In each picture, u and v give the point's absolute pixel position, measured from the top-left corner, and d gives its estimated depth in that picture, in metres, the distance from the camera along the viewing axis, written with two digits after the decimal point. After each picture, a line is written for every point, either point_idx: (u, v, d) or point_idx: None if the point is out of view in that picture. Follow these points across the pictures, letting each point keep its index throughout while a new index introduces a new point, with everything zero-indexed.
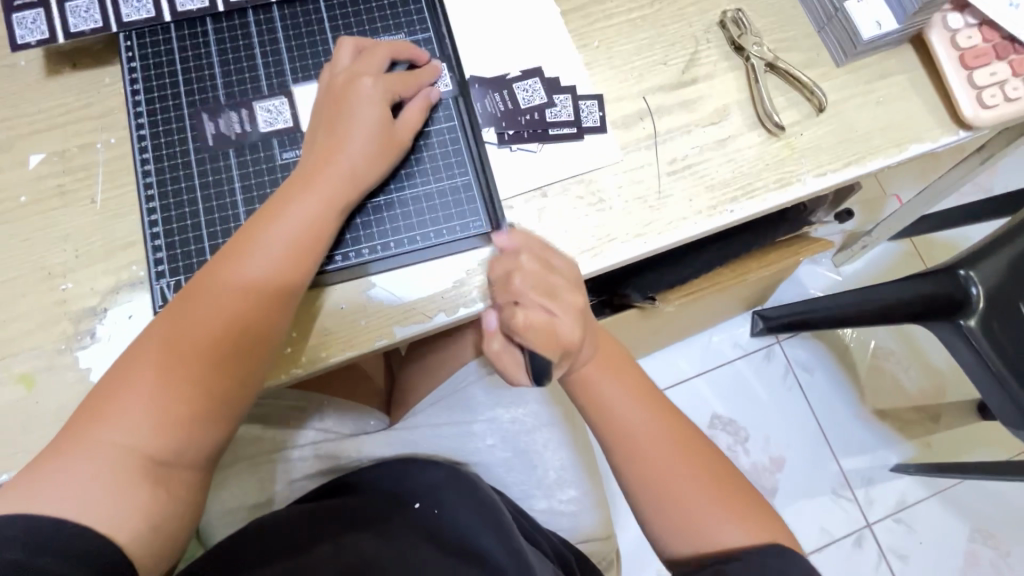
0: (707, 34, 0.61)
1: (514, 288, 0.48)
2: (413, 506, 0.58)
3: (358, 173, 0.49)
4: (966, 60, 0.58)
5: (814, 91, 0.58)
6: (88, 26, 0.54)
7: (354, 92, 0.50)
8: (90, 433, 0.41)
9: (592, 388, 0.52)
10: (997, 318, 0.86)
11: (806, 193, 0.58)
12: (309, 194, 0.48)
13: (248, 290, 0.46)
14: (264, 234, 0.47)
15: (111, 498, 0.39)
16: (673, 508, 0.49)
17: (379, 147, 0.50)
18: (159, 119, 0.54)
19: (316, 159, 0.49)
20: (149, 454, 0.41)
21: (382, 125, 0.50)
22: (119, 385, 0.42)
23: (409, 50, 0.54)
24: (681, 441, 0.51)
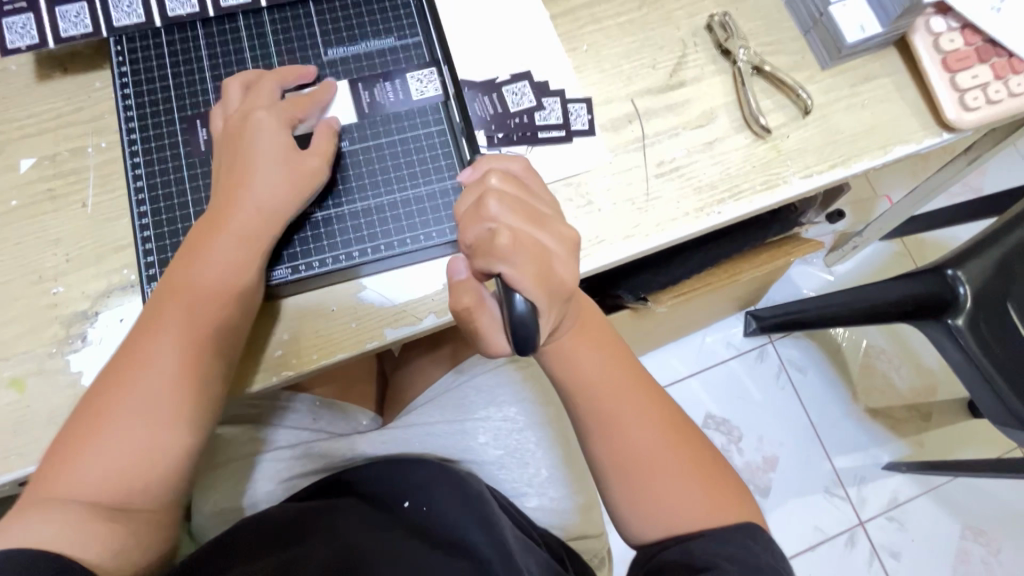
0: (695, 37, 0.62)
1: (490, 213, 0.38)
2: (402, 504, 0.59)
3: (285, 198, 0.49)
4: (949, 64, 0.59)
5: (800, 94, 0.59)
6: (78, 30, 0.54)
7: (250, 124, 0.49)
8: (47, 493, 0.40)
9: (567, 356, 0.50)
10: (984, 318, 0.86)
11: (792, 194, 0.59)
12: (235, 220, 0.48)
13: (189, 314, 0.46)
14: (205, 267, 0.47)
15: (80, 524, 0.39)
16: (641, 485, 0.49)
17: (293, 167, 0.49)
18: (149, 123, 0.54)
19: (233, 185, 0.49)
20: (109, 490, 0.41)
21: (290, 147, 0.50)
22: (69, 439, 0.42)
23: (296, 72, 0.54)
24: (659, 419, 0.51)
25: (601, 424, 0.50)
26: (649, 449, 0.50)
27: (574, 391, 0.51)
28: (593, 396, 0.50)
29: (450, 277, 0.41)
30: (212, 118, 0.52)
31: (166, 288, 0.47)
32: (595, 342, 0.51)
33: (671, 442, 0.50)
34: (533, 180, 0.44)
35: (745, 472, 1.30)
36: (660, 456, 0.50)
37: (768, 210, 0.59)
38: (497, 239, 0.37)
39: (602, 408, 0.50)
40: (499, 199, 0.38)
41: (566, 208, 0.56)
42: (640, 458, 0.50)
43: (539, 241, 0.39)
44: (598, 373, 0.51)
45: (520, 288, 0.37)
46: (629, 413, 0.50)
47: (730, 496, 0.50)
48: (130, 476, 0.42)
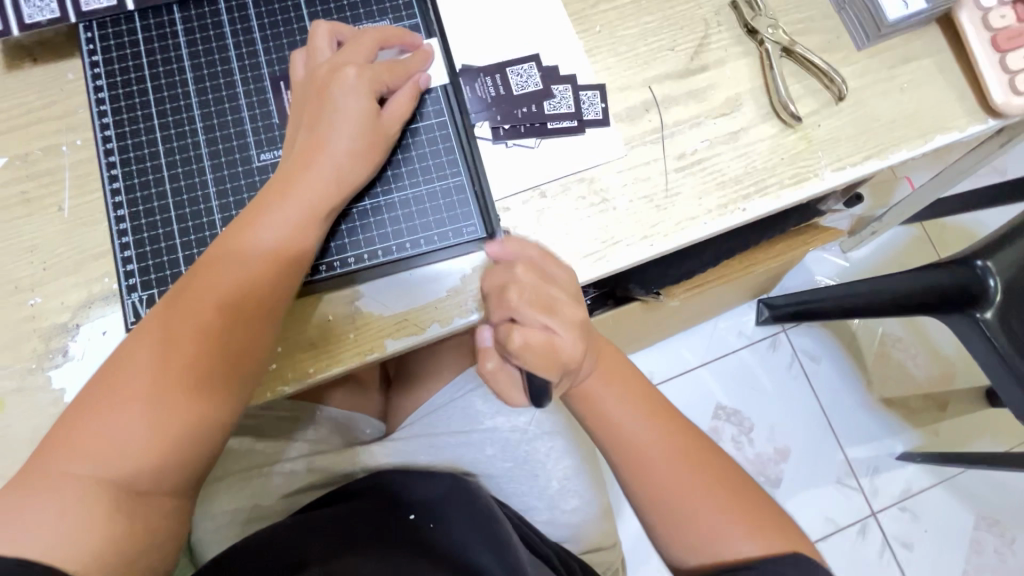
0: (718, 16, 0.57)
1: (508, 302, 0.40)
2: (408, 517, 0.56)
3: (344, 176, 0.45)
4: (999, 43, 0.54)
5: (834, 78, 0.54)
6: (45, 16, 0.50)
7: (336, 82, 0.45)
8: (56, 466, 0.38)
9: (593, 394, 0.49)
10: (1014, 311, 0.83)
11: (823, 188, 0.54)
12: (288, 202, 0.44)
13: (229, 297, 0.42)
14: (247, 241, 0.43)
15: (81, 528, 0.37)
16: (676, 517, 0.47)
17: (365, 144, 0.46)
18: (125, 119, 0.50)
19: (296, 160, 0.45)
20: (123, 481, 0.39)
21: (369, 118, 0.46)
22: (92, 403, 0.40)
23: (402, 36, 0.50)
24: (691, 448, 0.48)
25: (628, 456, 0.48)
26: (677, 473, 0.47)
27: (598, 426, 0.49)
28: (618, 427, 0.48)
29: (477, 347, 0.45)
30: (292, 61, 0.49)
31: (207, 258, 0.43)
32: (618, 376, 0.50)
33: (700, 462, 0.48)
34: (554, 260, 0.44)
35: (756, 463, 1.28)
36: (688, 480, 0.47)
37: (796, 205, 0.55)
38: (509, 338, 0.40)
39: (625, 438, 0.48)
40: (519, 290, 0.40)
41: (578, 206, 0.52)
42: (668, 483, 0.47)
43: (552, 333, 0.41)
44: (622, 407, 0.49)
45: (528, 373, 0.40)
46: (653, 441, 0.48)
47: (769, 518, 0.46)
48: (147, 470, 0.40)
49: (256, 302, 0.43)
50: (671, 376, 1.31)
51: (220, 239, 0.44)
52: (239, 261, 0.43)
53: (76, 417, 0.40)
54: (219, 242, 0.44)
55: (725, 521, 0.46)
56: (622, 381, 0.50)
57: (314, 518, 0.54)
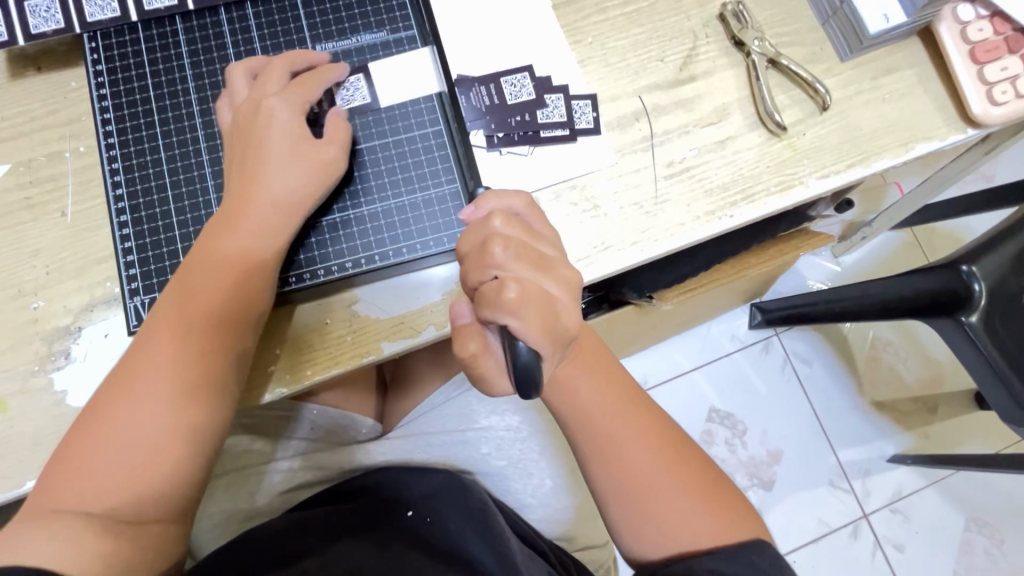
0: (706, 28, 0.59)
1: (493, 257, 0.37)
2: (405, 514, 0.58)
3: (288, 193, 0.46)
4: (977, 55, 0.56)
5: (818, 89, 0.56)
6: (49, 26, 0.51)
7: (258, 116, 0.46)
8: (54, 499, 0.39)
9: (568, 386, 0.49)
10: (999, 315, 0.85)
11: (808, 196, 0.56)
12: (235, 229, 0.45)
13: (186, 326, 0.43)
14: (208, 266, 0.45)
15: (78, 541, 0.37)
16: (643, 512, 0.48)
17: (297, 162, 0.46)
18: (128, 127, 0.51)
19: (237, 189, 0.46)
20: (116, 508, 0.40)
21: (298, 140, 0.47)
22: (72, 446, 0.41)
23: (304, 56, 0.51)
24: (662, 445, 0.49)
25: (601, 450, 0.49)
26: (648, 470, 0.48)
27: (573, 420, 0.49)
28: (592, 424, 0.49)
29: (454, 322, 0.39)
30: (219, 110, 0.50)
31: (168, 292, 0.45)
32: (593, 368, 0.50)
33: (671, 458, 0.49)
34: (537, 221, 0.43)
35: (750, 466, 1.29)
36: (660, 477, 0.48)
37: (782, 212, 0.57)
38: (503, 291, 0.35)
39: (599, 434, 0.48)
40: (504, 244, 0.37)
41: (570, 212, 0.54)
42: (640, 481, 0.48)
43: (545, 289, 0.37)
44: (597, 402, 0.49)
45: (520, 335, 0.35)
46: (625, 438, 0.49)
47: (737, 514, 0.48)
48: (138, 494, 0.40)
49: (217, 324, 0.44)
50: (665, 379, 1.33)
51: (183, 269, 0.45)
52: (199, 285, 0.44)
53: (70, 451, 0.41)
54: (182, 272, 0.45)
55: (695, 518, 0.47)
56: (598, 375, 0.50)
57: (313, 515, 0.56)
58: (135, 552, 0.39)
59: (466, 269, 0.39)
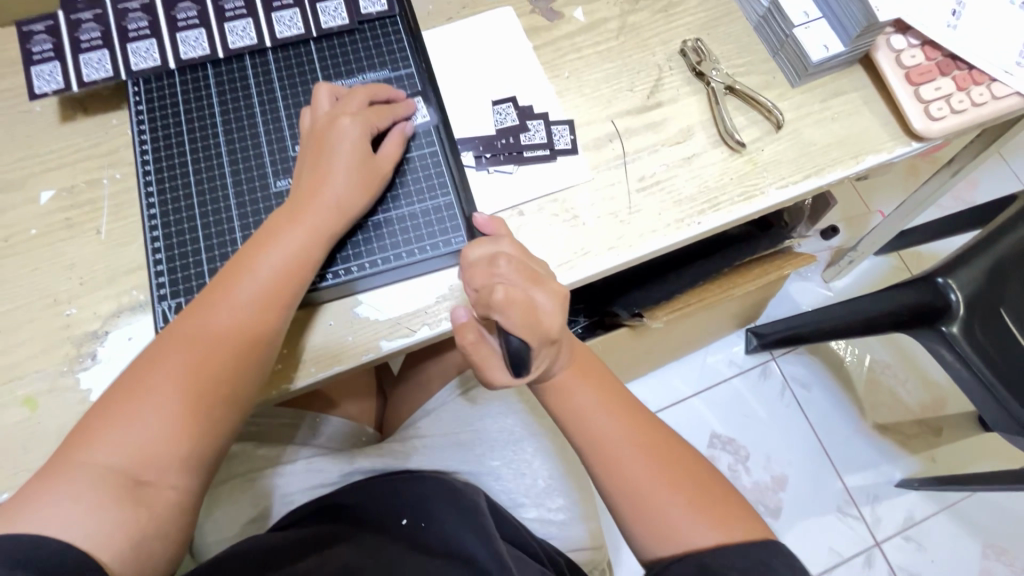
0: (670, 62, 0.66)
1: (497, 268, 0.48)
2: (401, 522, 0.60)
3: (341, 206, 0.52)
4: (911, 78, 0.62)
5: (772, 110, 0.63)
6: (100, 75, 0.59)
7: (334, 131, 0.53)
8: (79, 455, 0.43)
9: (567, 394, 0.54)
10: (979, 325, 0.90)
11: (769, 204, 0.61)
12: (292, 229, 0.51)
13: (238, 316, 0.48)
14: (259, 259, 0.50)
15: (96, 512, 0.41)
16: (644, 513, 0.50)
17: (357, 177, 0.53)
18: (163, 156, 0.58)
19: (303, 192, 0.52)
20: (141, 473, 0.44)
21: (361, 158, 0.54)
22: (123, 395, 0.45)
23: (388, 91, 0.59)
24: (658, 448, 0.52)
25: (604, 454, 0.52)
26: (640, 466, 0.51)
27: (572, 425, 0.54)
28: (592, 428, 0.53)
29: (454, 320, 0.52)
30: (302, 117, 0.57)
31: (226, 272, 0.50)
32: (590, 379, 0.55)
33: (659, 456, 0.52)
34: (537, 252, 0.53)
35: (754, 492, 1.28)
36: (650, 473, 0.51)
37: (748, 220, 0.62)
38: (494, 294, 0.47)
39: (597, 439, 0.52)
40: (508, 259, 0.49)
41: (552, 222, 0.59)
42: (638, 478, 0.51)
43: (533, 296, 0.48)
44: (594, 408, 0.53)
45: (512, 330, 0.47)
46: (622, 437, 0.52)
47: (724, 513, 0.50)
48: (157, 462, 0.44)
49: (263, 318, 0.49)
50: (665, 405, 1.34)
51: (237, 256, 0.51)
52: (249, 278, 0.49)
53: (108, 409, 0.45)
54: (237, 259, 0.50)
55: (683, 513, 0.49)
56: (591, 384, 0.54)
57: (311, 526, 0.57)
58: (145, 525, 0.43)
59: (469, 273, 0.49)
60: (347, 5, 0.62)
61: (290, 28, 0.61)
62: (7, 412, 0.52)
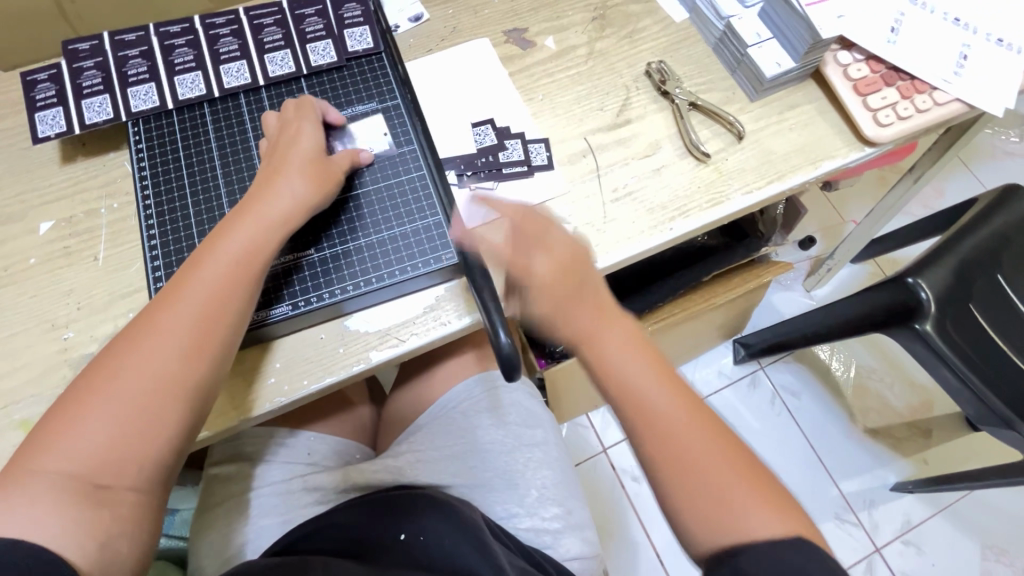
0: (636, 82, 0.71)
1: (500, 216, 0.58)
2: (398, 539, 0.60)
3: (295, 200, 0.55)
4: (859, 89, 0.67)
5: (733, 123, 0.67)
6: (101, 117, 0.62)
7: (288, 139, 0.58)
8: (32, 464, 0.44)
9: (605, 357, 0.53)
10: (949, 321, 0.92)
11: (736, 209, 0.65)
12: (244, 225, 0.53)
13: (194, 310, 0.50)
14: (212, 255, 0.52)
15: (53, 515, 0.42)
16: (693, 490, 0.48)
17: (310, 174, 0.56)
18: (162, 190, 0.61)
19: (258, 192, 0.55)
20: (97, 474, 0.44)
21: (314, 157, 0.57)
22: (77, 400, 0.46)
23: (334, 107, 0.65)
24: (707, 422, 0.51)
25: (651, 419, 0.50)
26: (690, 438, 0.50)
27: (614, 387, 0.53)
28: (638, 392, 0.51)
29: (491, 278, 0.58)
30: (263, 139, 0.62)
31: (181, 273, 0.52)
32: (632, 346, 0.54)
33: (710, 430, 0.50)
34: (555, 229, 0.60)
35: None
36: (700, 445, 0.49)
37: (717, 224, 0.65)
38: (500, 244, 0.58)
39: (644, 405, 0.51)
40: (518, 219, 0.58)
41: None
42: (687, 447, 0.49)
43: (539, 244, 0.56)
44: (637, 373, 0.52)
45: (501, 329, 0.49)
46: (671, 406, 0.51)
47: (783, 504, 0.48)
48: (115, 460, 0.45)
49: (217, 310, 0.50)
50: None
51: (191, 257, 0.52)
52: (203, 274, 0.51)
53: (62, 415, 0.45)
54: (192, 259, 0.52)
55: (738, 495, 0.47)
56: (639, 352, 0.53)
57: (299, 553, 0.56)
58: (109, 524, 0.44)
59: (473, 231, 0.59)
60: (335, 44, 0.67)
61: (282, 67, 0.65)
62: (3, 437, 0.53)
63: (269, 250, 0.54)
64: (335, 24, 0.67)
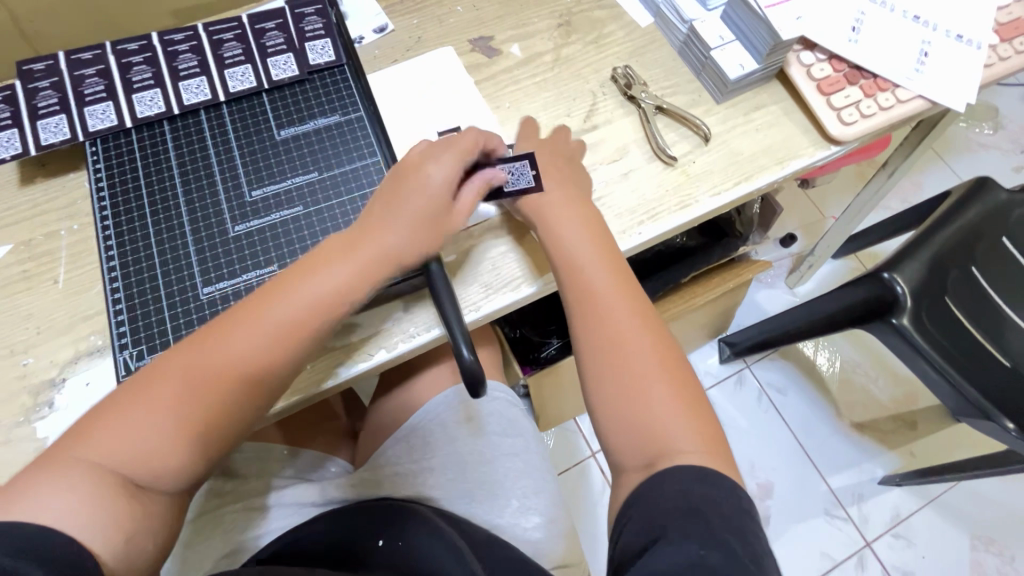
0: (603, 88, 0.71)
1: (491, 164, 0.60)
2: (376, 543, 0.59)
3: (399, 251, 0.53)
4: (823, 88, 0.67)
5: (699, 125, 0.67)
6: (58, 138, 0.61)
7: (420, 177, 0.55)
8: (76, 450, 0.43)
9: (581, 280, 0.56)
10: (925, 313, 0.93)
11: (704, 211, 0.65)
12: (343, 263, 0.51)
13: (273, 334, 0.48)
14: (302, 282, 0.50)
15: (91, 508, 0.41)
16: (625, 399, 0.52)
17: (421, 228, 0.54)
18: (121, 209, 0.60)
19: (365, 227, 0.53)
20: (141, 473, 0.44)
21: (439, 207, 0.55)
22: (136, 392, 0.45)
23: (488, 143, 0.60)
24: (666, 359, 0.53)
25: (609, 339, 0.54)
26: (643, 361, 0.53)
27: (576, 298, 0.56)
28: (609, 316, 0.54)
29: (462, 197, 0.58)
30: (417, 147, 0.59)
31: (270, 288, 0.50)
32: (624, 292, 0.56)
33: (666, 363, 0.53)
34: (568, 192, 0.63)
35: None
36: (653, 372, 0.52)
37: (686, 227, 0.65)
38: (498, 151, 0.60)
39: (609, 328, 0.54)
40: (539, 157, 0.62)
41: (499, 243, 0.62)
42: (634, 365, 0.53)
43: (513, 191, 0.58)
44: (615, 304, 0.55)
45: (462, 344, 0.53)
46: (633, 333, 0.54)
47: (697, 413, 0.51)
48: (159, 464, 0.44)
49: (295, 340, 0.49)
50: None
51: (279, 276, 0.51)
52: (292, 300, 0.49)
53: (118, 407, 0.45)
54: (278, 277, 0.51)
55: (654, 386, 0.51)
56: (625, 293, 0.56)
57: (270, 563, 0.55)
58: (134, 526, 0.42)
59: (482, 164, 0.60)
60: (296, 57, 0.66)
61: (242, 82, 0.65)
62: None
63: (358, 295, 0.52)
64: (296, 38, 0.67)
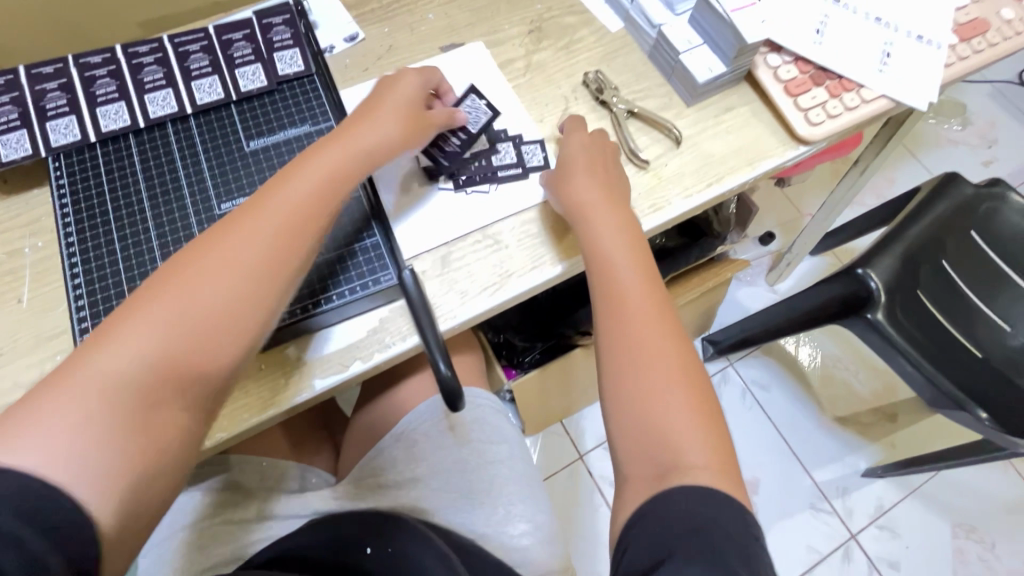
0: (575, 93, 0.71)
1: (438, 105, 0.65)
2: (364, 552, 0.57)
3: (377, 144, 0.57)
4: (790, 90, 0.69)
5: (670, 128, 0.68)
6: (19, 153, 0.59)
7: (386, 95, 0.60)
8: (71, 374, 0.40)
9: (612, 282, 0.55)
10: (900, 308, 0.95)
11: (677, 213, 0.65)
12: (326, 162, 0.53)
13: (268, 232, 0.49)
14: (293, 182, 0.52)
15: (90, 438, 0.39)
16: (640, 409, 0.49)
17: (398, 119, 0.58)
18: (86, 225, 0.59)
19: (342, 136, 0.56)
20: (144, 387, 0.42)
21: (408, 104, 0.60)
22: (133, 307, 0.44)
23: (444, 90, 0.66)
24: (687, 371, 0.50)
25: (627, 345, 0.51)
26: (664, 371, 0.50)
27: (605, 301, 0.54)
28: (632, 320, 0.52)
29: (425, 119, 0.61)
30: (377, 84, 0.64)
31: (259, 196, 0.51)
32: (651, 297, 0.54)
33: (688, 380, 0.50)
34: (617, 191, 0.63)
35: None
36: (673, 385, 0.49)
37: (660, 230, 0.66)
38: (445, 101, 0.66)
39: (632, 333, 0.52)
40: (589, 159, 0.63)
41: (476, 249, 0.62)
42: (656, 374, 0.50)
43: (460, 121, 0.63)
44: (643, 310, 0.53)
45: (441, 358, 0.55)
46: (659, 342, 0.51)
47: (713, 429, 0.48)
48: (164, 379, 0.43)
49: (293, 238, 0.50)
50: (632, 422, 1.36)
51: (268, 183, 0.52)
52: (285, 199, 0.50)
53: (111, 329, 0.43)
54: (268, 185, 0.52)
55: (671, 394, 0.49)
56: (653, 301, 0.53)
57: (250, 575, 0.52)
58: (141, 456, 0.41)
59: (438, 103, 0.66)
60: (265, 68, 0.66)
61: (209, 94, 0.64)
62: None
63: (346, 187, 0.54)
64: (264, 48, 0.67)
